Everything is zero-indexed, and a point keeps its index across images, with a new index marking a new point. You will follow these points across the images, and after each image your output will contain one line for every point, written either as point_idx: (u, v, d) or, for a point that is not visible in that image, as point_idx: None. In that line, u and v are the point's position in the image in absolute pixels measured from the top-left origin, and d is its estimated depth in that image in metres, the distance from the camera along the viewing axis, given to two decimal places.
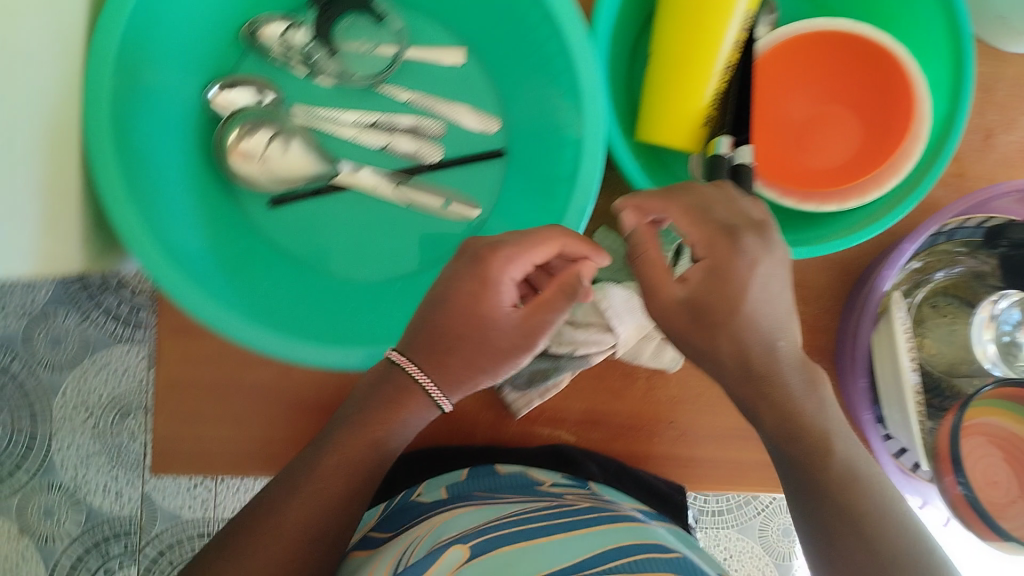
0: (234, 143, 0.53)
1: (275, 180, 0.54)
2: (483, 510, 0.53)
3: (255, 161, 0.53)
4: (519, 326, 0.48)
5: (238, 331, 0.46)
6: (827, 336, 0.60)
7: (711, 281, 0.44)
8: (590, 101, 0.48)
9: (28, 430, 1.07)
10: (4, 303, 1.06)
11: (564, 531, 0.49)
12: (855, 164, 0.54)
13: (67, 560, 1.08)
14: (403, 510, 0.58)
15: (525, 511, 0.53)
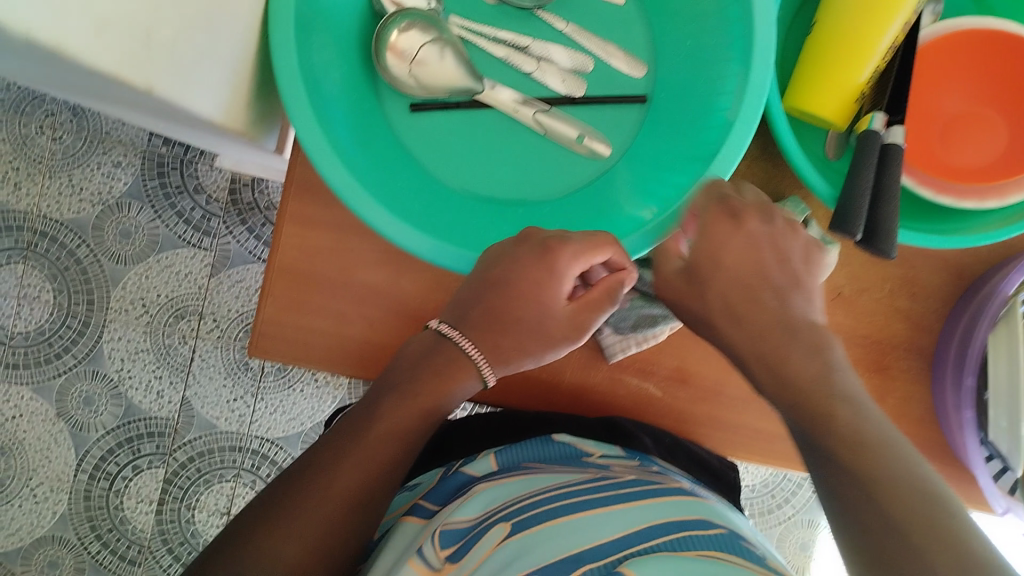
0: (392, 41, 0.54)
1: (420, 86, 0.55)
2: (532, 479, 0.52)
3: (406, 62, 0.54)
4: (568, 318, 0.48)
5: (377, 217, 0.47)
6: (929, 336, 0.60)
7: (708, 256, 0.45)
8: (760, 53, 0.48)
9: (82, 316, 1.07)
10: (80, 187, 1.06)
11: (614, 502, 0.48)
12: (995, 166, 0.55)
13: (97, 452, 1.08)
14: (446, 479, 0.56)
15: (570, 482, 0.52)
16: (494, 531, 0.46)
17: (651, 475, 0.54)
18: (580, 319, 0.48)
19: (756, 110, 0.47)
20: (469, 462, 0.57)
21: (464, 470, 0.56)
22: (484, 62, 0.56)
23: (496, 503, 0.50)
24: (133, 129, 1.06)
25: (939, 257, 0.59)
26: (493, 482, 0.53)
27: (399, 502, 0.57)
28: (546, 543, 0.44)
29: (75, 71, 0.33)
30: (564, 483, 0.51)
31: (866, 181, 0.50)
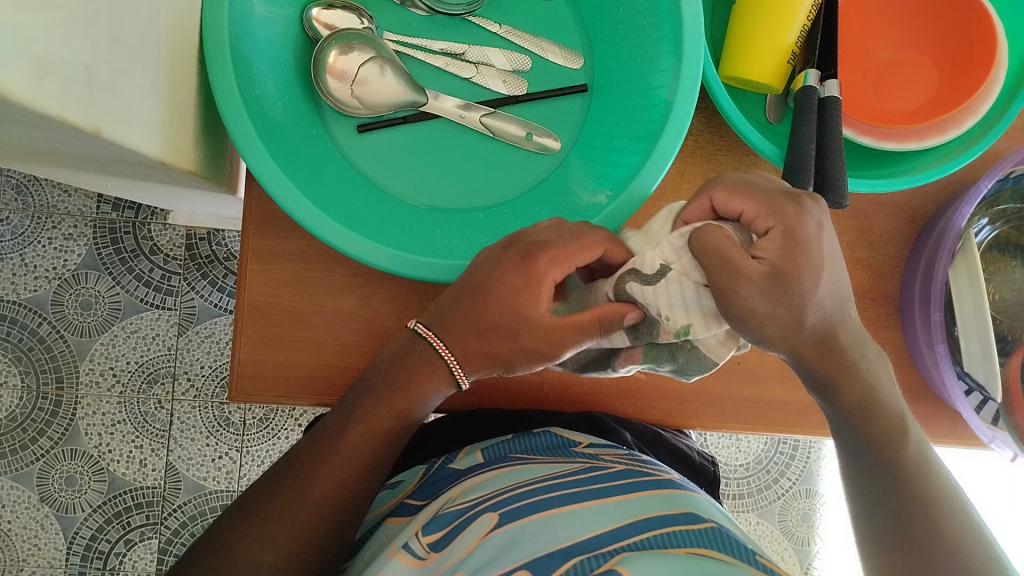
0: (332, 63, 0.54)
1: (364, 106, 0.56)
2: (517, 472, 0.55)
3: (348, 83, 0.55)
4: (543, 332, 0.46)
5: (339, 235, 0.47)
6: (893, 281, 0.61)
7: (787, 247, 0.44)
8: (690, 26, 0.49)
9: (53, 396, 1.05)
10: (35, 264, 1.05)
11: (595, 498, 0.51)
12: (930, 109, 0.56)
13: (87, 531, 1.05)
14: (438, 476, 0.59)
15: (554, 473, 0.54)
16: (481, 521, 0.50)
17: (638, 466, 0.57)
18: (559, 338, 0.46)
19: (695, 81, 0.49)
20: (457, 458, 0.61)
21: (451, 466, 0.60)
22: (424, 73, 0.57)
23: (485, 490, 0.54)
24: (79, 199, 1.05)
25: (888, 203, 0.61)
26: (481, 476, 0.56)
27: (383, 500, 0.60)
28: (529, 539, 0.47)
29: (21, 118, 0.33)
30: (548, 474, 0.54)
31: (811, 133, 0.51)
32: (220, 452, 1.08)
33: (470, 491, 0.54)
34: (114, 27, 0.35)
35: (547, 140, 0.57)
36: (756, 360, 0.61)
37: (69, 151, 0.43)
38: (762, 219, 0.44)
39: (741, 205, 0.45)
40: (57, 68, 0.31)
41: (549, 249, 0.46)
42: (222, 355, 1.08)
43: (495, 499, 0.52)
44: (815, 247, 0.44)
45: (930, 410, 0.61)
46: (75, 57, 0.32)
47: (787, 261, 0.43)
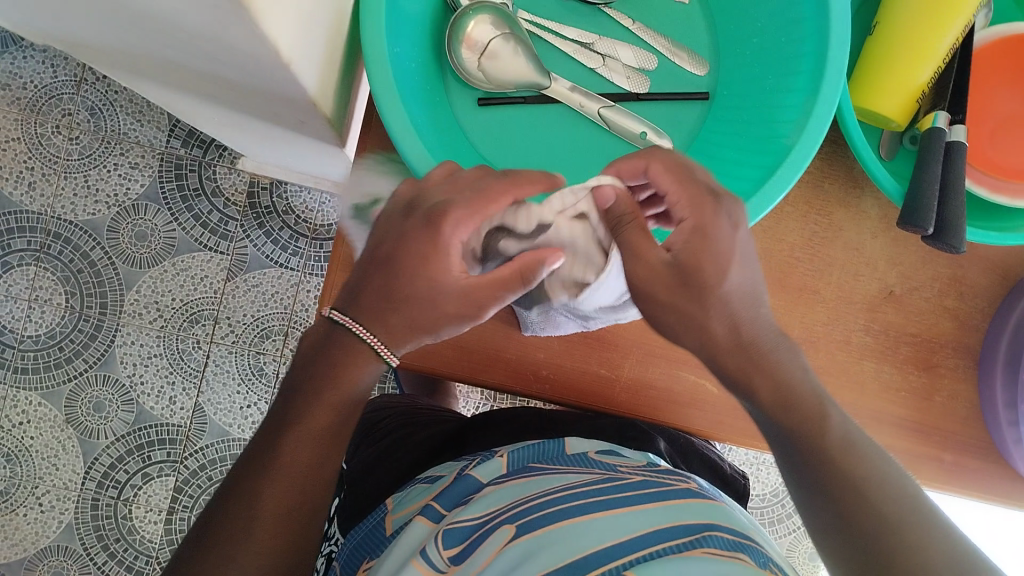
0: (467, 32, 0.55)
1: (488, 80, 0.56)
2: (534, 482, 0.49)
3: (478, 54, 0.55)
4: (463, 293, 0.46)
5: None
6: (976, 335, 0.61)
7: (692, 239, 0.45)
8: (834, 49, 0.49)
9: (95, 320, 1.06)
10: (97, 188, 1.05)
11: (622, 507, 0.44)
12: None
13: (107, 459, 1.05)
14: (460, 481, 0.53)
15: (575, 483, 0.47)
16: (497, 535, 0.44)
17: (658, 476, 0.50)
18: (480, 295, 0.45)
19: (829, 109, 0.48)
20: (476, 465, 0.55)
21: (471, 471, 0.54)
22: (551, 57, 0.57)
23: (498, 502, 0.47)
24: (151, 130, 1.06)
25: (984, 257, 0.61)
26: (502, 483, 0.51)
27: (415, 496, 0.55)
28: (544, 554, 0.41)
29: (216, 27, 0.33)
30: (566, 485, 0.47)
31: (935, 178, 0.51)
32: (245, 400, 1.07)
33: (483, 499, 0.48)
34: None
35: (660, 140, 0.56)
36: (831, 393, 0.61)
37: (218, 74, 0.44)
38: (682, 209, 0.46)
39: (666, 183, 0.47)
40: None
41: (451, 212, 0.45)
42: (266, 306, 1.07)
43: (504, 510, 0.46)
44: (725, 246, 0.45)
45: (993, 468, 0.61)
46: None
47: (694, 253, 0.44)
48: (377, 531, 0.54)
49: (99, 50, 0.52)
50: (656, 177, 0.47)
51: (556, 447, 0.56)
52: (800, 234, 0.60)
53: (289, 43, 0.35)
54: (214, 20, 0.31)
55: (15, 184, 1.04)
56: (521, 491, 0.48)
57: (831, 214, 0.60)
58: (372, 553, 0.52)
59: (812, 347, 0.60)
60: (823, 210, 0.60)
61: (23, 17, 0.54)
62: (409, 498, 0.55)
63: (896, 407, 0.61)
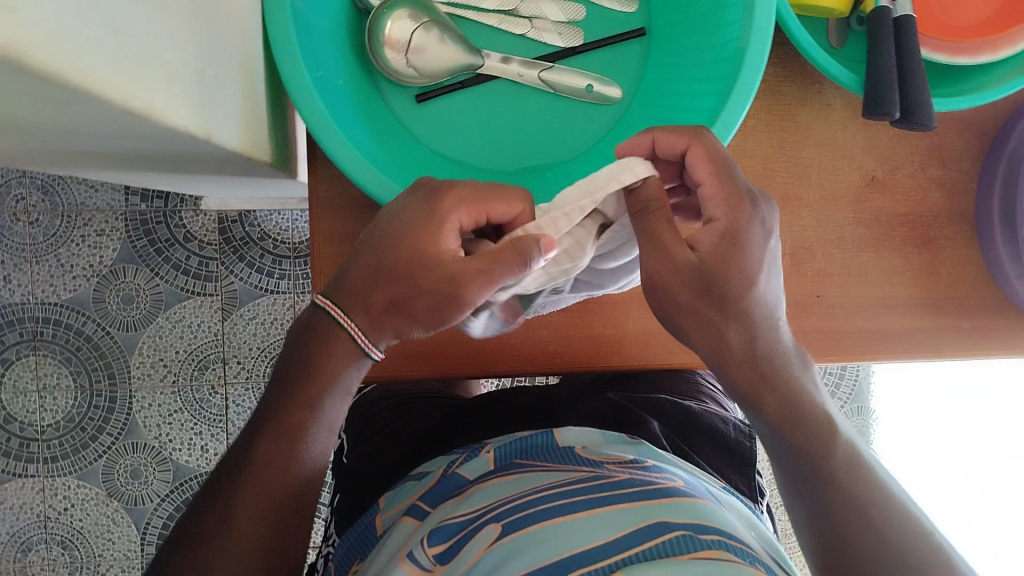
0: (388, 34, 0.53)
1: (420, 75, 0.54)
2: (520, 478, 0.51)
3: (404, 53, 0.53)
4: (448, 272, 0.43)
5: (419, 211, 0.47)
6: (966, 199, 0.60)
7: (724, 246, 0.43)
8: None
9: (107, 393, 1.05)
10: (71, 265, 1.04)
11: (607, 505, 0.45)
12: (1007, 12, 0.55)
13: (158, 520, 1.06)
14: (447, 482, 0.55)
15: (561, 481, 0.49)
16: (484, 533, 0.46)
17: (645, 475, 0.50)
18: (463, 273, 0.42)
19: (769, 18, 0.47)
20: (465, 462, 0.57)
21: (462, 469, 0.56)
22: (478, 33, 0.56)
23: (491, 498, 0.49)
24: (107, 194, 1.04)
25: (958, 118, 0.59)
26: (491, 480, 0.52)
27: (404, 495, 0.57)
28: (528, 553, 0.42)
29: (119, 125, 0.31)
30: (553, 482, 0.49)
31: (890, 58, 0.49)
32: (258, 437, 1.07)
33: (474, 499, 0.50)
34: (200, 16, 0.34)
35: (608, 90, 0.56)
36: (838, 292, 0.60)
37: (145, 153, 0.42)
38: (712, 205, 0.44)
39: (702, 172, 0.44)
40: (155, 68, 0.29)
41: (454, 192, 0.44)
42: (269, 335, 1.07)
43: (492, 511, 0.48)
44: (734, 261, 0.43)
45: (1012, 324, 0.61)
46: (171, 55, 0.31)
47: (722, 261, 0.43)
48: (368, 532, 0.56)
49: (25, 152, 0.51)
50: (692, 164, 0.44)
51: (546, 440, 0.56)
52: (769, 145, 0.58)
53: (195, 113, 0.33)
54: (110, 121, 0.30)
55: None
56: (507, 491, 0.50)
57: (796, 116, 0.58)
58: (363, 555, 0.54)
59: (807, 254, 0.59)
60: (786, 115, 0.58)
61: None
62: (399, 496, 0.57)
63: (904, 290, 0.60)
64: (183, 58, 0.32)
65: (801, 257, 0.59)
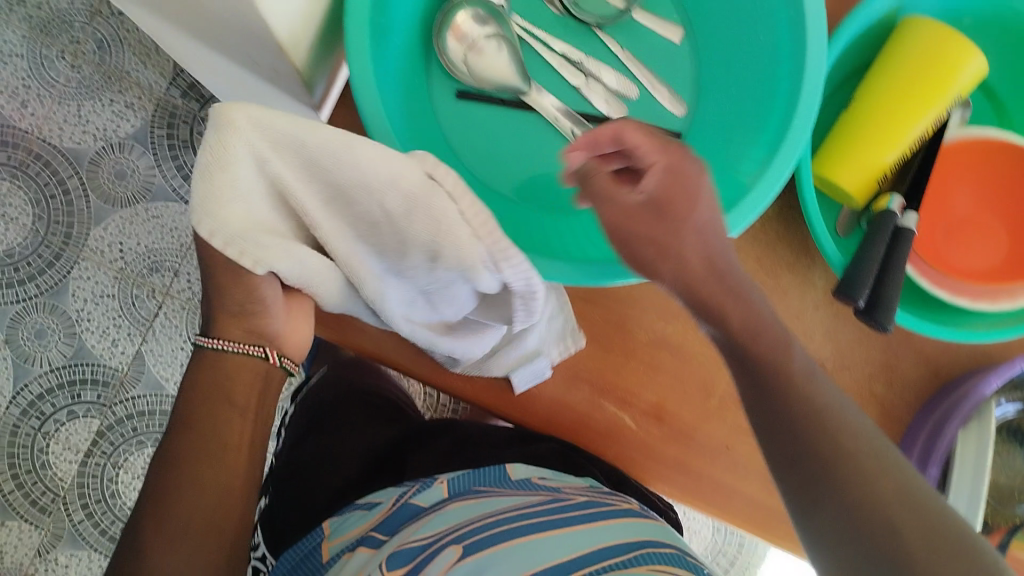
0: (457, 22, 0.57)
1: (470, 74, 0.57)
2: (469, 505, 0.53)
3: (464, 47, 0.57)
4: None
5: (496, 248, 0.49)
6: (897, 425, 0.61)
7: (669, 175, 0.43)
8: (804, 109, 0.50)
9: (56, 248, 1.05)
10: (88, 120, 1.04)
11: (557, 530, 0.48)
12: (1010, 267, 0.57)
13: (36, 387, 1.04)
14: (400, 512, 0.55)
15: (515, 507, 0.51)
16: (444, 554, 0.46)
17: (600, 496, 0.55)
18: None
19: (788, 167, 0.49)
20: (416, 492, 0.57)
21: (413, 500, 0.56)
22: (539, 68, 0.59)
23: (437, 527, 0.50)
24: (153, 75, 1.03)
25: (920, 351, 0.61)
26: (441, 509, 0.53)
27: (352, 523, 0.57)
28: (503, 565, 0.44)
29: None
30: (511, 508, 0.51)
31: (877, 256, 0.51)
32: (172, 348, 1.06)
33: (413, 533, 0.50)
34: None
35: None
36: (745, 452, 0.61)
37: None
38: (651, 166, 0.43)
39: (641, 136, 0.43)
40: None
41: None
42: None
43: (453, 529, 0.49)
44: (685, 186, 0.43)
45: None
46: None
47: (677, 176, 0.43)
48: (314, 555, 0.56)
49: None
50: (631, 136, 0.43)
51: (500, 472, 0.59)
52: None
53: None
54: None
55: (9, 99, 1.05)
56: (459, 517, 0.51)
57: (780, 276, 0.60)
58: None
59: (733, 402, 0.60)
60: (770, 270, 0.60)
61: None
62: (347, 524, 0.57)
63: None
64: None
65: (727, 402, 0.60)
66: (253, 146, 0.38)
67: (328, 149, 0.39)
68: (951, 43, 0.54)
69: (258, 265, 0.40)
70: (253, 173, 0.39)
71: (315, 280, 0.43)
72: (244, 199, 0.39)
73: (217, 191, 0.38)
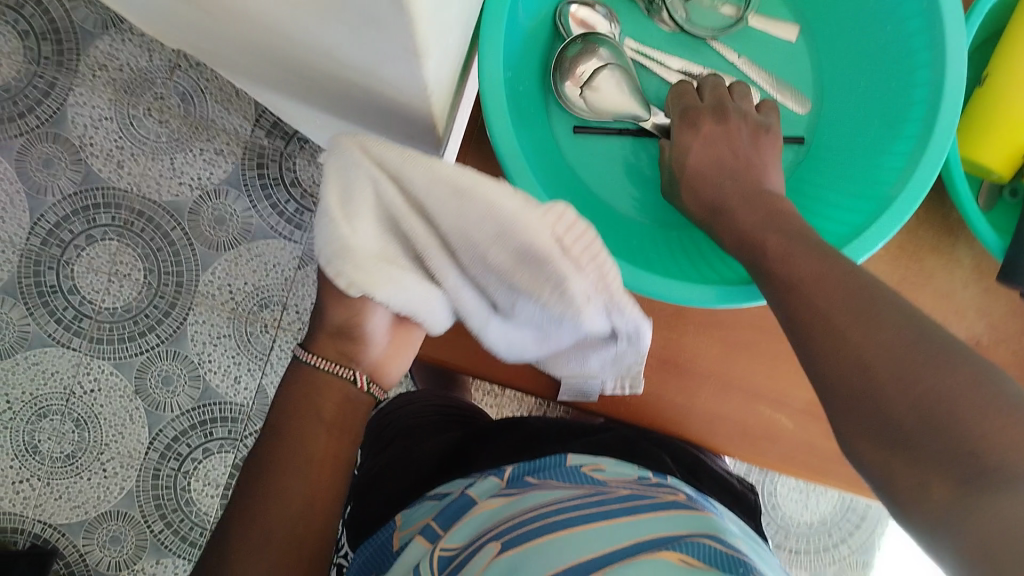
0: (570, 59, 0.57)
1: (588, 109, 0.58)
2: (522, 499, 0.48)
3: (579, 84, 0.58)
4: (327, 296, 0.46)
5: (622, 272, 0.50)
6: None
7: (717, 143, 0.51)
8: (946, 101, 0.49)
9: (170, 297, 1.08)
10: (181, 170, 1.07)
11: (620, 516, 0.45)
12: None
13: (170, 432, 1.09)
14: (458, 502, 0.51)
15: (565, 498, 0.47)
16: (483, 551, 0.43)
17: (643, 489, 0.50)
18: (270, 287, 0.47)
19: (937, 163, 0.48)
20: (475, 484, 0.53)
21: (467, 492, 0.52)
22: (653, 85, 0.60)
23: (478, 527, 0.46)
24: (237, 119, 1.07)
25: None
26: (493, 500, 0.49)
27: (422, 513, 0.53)
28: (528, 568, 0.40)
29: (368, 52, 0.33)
30: (561, 499, 0.47)
31: None
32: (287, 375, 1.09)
33: (479, 519, 0.48)
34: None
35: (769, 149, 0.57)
36: None
37: (342, 91, 0.44)
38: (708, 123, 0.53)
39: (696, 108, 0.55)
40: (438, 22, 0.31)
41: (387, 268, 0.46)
42: None
43: (494, 532, 0.45)
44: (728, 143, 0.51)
45: None
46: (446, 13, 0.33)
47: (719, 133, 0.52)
48: (384, 548, 0.52)
49: (220, 54, 0.54)
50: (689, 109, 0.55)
51: (554, 462, 0.54)
52: (889, 277, 0.59)
53: (431, 70, 0.35)
54: (380, 53, 0.32)
55: (103, 161, 1.06)
56: (498, 513, 0.47)
57: (923, 260, 0.59)
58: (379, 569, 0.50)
59: None
60: (912, 255, 0.59)
61: (149, 10, 0.55)
62: (417, 514, 0.53)
63: None
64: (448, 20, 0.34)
65: None
66: (363, 173, 0.38)
67: (436, 201, 0.38)
68: None
69: (353, 287, 0.39)
70: (366, 203, 0.38)
71: (419, 308, 0.43)
72: (358, 227, 0.39)
73: (328, 222, 0.38)
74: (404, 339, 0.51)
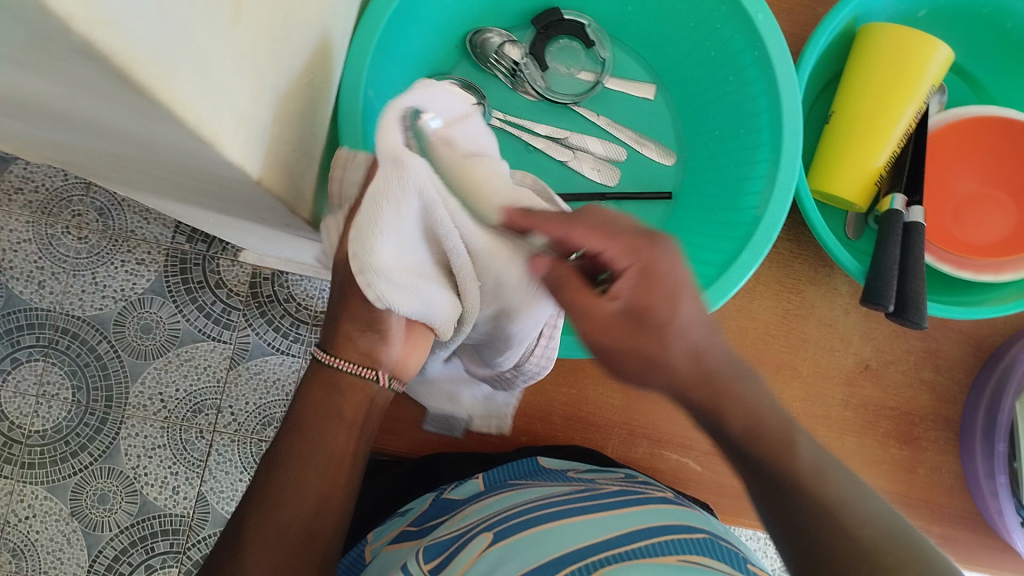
0: None
1: None
2: (511, 496, 0.52)
3: None
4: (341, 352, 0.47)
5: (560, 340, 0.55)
6: (955, 407, 0.62)
7: (641, 283, 0.43)
8: (788, 138, 0.53)
9: (101, 413, 1.05)
10: (103, 284, 1.06)
11: (600, 511, 0.48)
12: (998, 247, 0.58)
13: (110, 551, 1.04)
14: (438, 506, 0.56)
15: (550, 495, 0.51)
16: (476, 541, 0.46)
17: (632, 487, 0.53)
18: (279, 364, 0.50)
19: (787, 194, 0.53)
20: (453, 488, 0.58)
21: (446, 496, 0.57)
22: (521, 151, 0.64)
23: (469, 520, 0.50)
24: (156, 228, 1.06)
25: (958, 330, 0.62)
26: (486, 498, 0.53)
27: (390, 529, 0.56)
28: (521, 556, 0.43)
29: (195, 159, 0.33)
30: (547, 496, 0.51)
31: (894, 255, 0.52)
32: (227, 478, 1.05)
33: (469, 515, 0.51)
34: (287, 90, 0.38)
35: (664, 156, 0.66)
36: None
37: (205, 189, 0.45)
38: (619, 257, 0.44)
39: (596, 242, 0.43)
40: (257, 135, 0.34)
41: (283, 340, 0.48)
42: (268, 394, 1.07)
43: (492, 522, 0.48)
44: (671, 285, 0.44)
45: (983, 536, 0.61)
46: (264, 125, 0.34)
47: (645, 300, 0.43)
48: (357, 562, 0.54)
49: (96, 169, 0.55)
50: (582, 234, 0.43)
51: (532, 466, 0.58)
52: (773, 312, 0.61)
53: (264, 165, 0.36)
54: (203, 163, 0.33)
55: (24, 283, 1.05)
56: (494, 506, 0.51)
57: (804, 292, 0.62)
58: None
59: None
60: (793, 287, 0.61)
61: (6, 139, 0.55)
62: (385, 529, 0.56)
63: (881, 481, 0.61)
64: (274, 126, 0.36)
65: None
66: (414, 190, 0.38)
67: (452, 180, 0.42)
68: (914, 34, 0.55)
69: (381, 299, 0.40)
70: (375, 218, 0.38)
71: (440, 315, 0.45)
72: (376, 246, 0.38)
73: (368, 234, 0.38)
74: (420, 341, 0.49)
